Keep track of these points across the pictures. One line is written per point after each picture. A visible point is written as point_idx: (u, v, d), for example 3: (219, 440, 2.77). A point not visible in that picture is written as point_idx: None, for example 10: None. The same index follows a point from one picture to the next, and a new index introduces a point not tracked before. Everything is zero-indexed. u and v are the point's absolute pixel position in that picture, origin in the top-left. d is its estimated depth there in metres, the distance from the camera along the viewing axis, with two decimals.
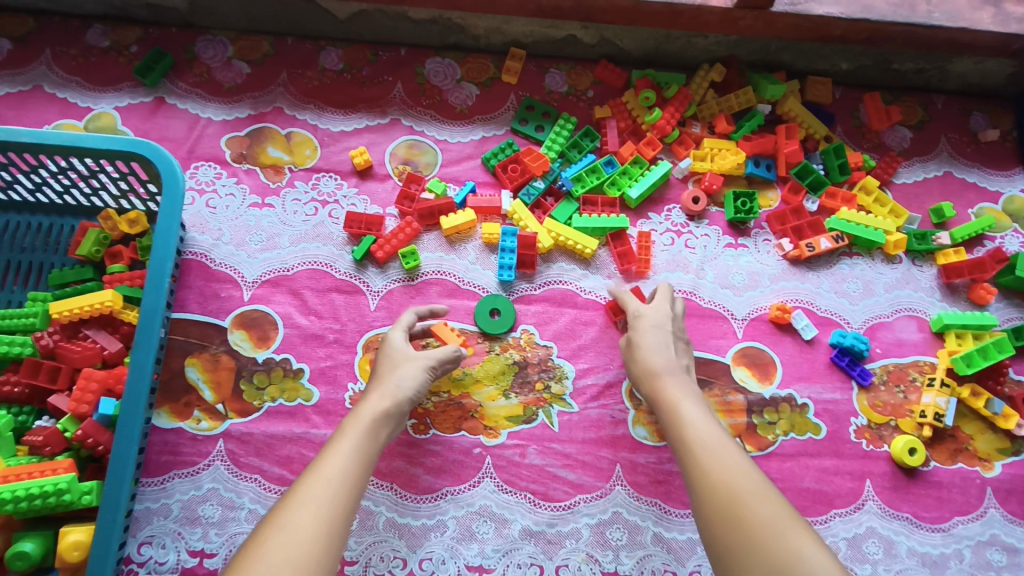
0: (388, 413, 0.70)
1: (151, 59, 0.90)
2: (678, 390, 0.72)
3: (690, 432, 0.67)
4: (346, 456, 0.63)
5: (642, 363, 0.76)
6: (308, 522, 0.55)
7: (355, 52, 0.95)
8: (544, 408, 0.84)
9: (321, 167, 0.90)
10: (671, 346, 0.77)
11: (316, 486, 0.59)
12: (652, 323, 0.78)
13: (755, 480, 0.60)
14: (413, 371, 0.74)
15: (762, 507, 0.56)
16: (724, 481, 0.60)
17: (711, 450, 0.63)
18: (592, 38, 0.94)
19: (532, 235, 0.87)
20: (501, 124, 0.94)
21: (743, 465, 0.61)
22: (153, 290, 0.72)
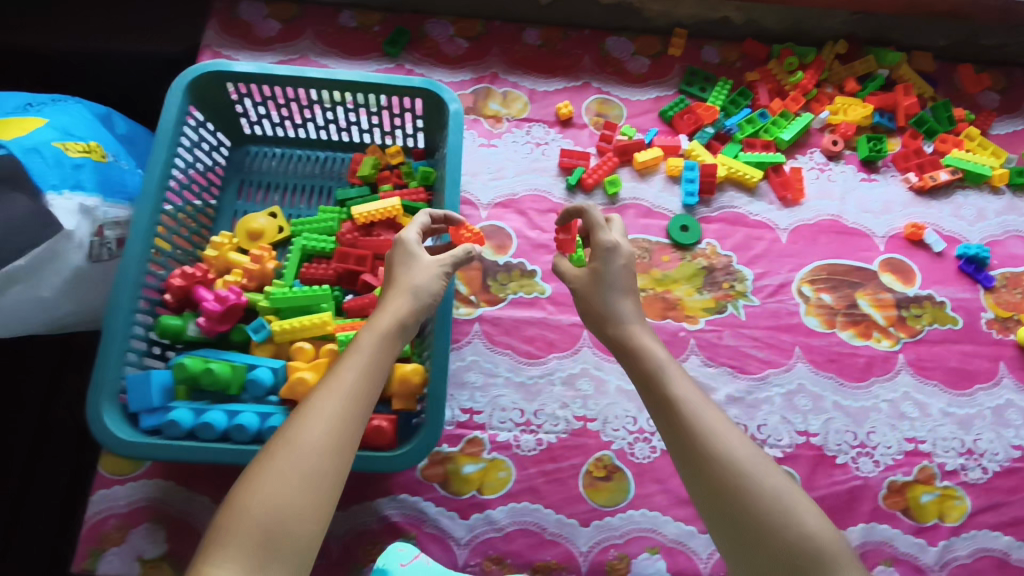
0: (397, 320, 0.70)
1: (395, 35, 1.12)
2: (644, 334, 0.76)
3: (675, 393, 0.69)
4: (347, 374, 0.63)
5: (612, 305, 0.78)
6: (313, 452, 0.57)
7: (551, 32, 1.17)
8: (732, 302, 1.02)
9: (532, 118, 1.10)
10: (633, 291, 0.80)
11: (326, 410, 0.60)
12: (625, 263, 0.81)
13: (747, 447, 0.64)
14: (428, 275, 0.75)
15: (762, 477, 0.61)
16: (727, 453, 0.63)
17: (702, 417, 0.66)
18: (742, 19, 1.17)
19: (711, 165, 1.06)
20: (671, 87, 1.15)
21: (731, 430, 0.65)
22: (451, 186, 0.88)
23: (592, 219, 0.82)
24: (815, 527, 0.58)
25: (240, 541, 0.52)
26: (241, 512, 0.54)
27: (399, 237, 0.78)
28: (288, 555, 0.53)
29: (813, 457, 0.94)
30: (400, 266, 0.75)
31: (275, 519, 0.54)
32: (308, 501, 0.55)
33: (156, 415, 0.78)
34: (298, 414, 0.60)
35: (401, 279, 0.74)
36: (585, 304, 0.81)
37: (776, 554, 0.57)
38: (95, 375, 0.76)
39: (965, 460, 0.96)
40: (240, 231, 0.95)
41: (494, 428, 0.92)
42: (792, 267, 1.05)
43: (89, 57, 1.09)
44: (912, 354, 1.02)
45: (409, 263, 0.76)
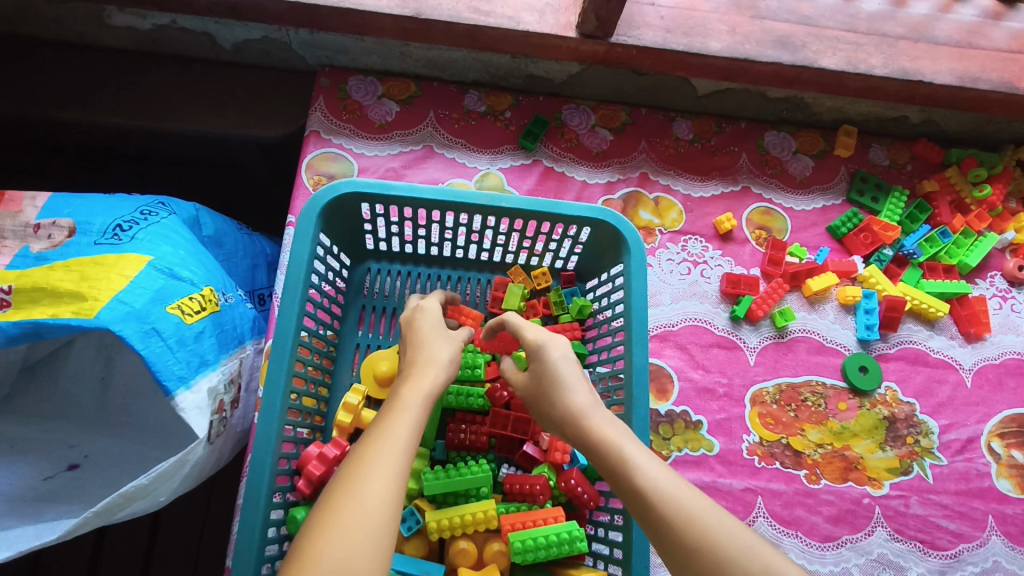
0: (434, 390, 0.62)
1: (534, 126, 0.97)
2: (601, 418, 0.60)
3: (641, 482, 0.53)
4: (399, 432, 0.55)
5: (561, 404, 0.63)
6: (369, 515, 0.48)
7: (703, 124, 1.02)
8: (917, 460, 0.90)
9: (689, 230, 0.97)
10: (586, 382, 0.64)
11: (379, 468, 0.51)
12: (561, 354, 0.67)
13: (744, 532, 0.49)
14: (456, 349, 0.70)
15: (753, 562, 0.47)
16: (711, 543, 0.48)
17: (678, 499, 0.51)
18: (919, 119, 1.03)
19: (897, 298, 0.93)
20: (838, 194, 1.02)
21: (717, 513, 0.50)
22: (640, 347, 0.74)
23: (513, 323, 0.71)
24: None
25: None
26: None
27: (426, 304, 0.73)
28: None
29: None
30: (434, 333, 0.69)
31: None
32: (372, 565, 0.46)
33: None
34: (347, 473, 0.51)
35: (432, 348, 0.67)
36: (541, 412, 0.67)
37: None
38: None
39: None
40: (367, 377, 0.81)
41: None
42: (979, 417, 0.93)
43: (178, 136, 0.93)
44: None
45: (439, 333, 0.70)
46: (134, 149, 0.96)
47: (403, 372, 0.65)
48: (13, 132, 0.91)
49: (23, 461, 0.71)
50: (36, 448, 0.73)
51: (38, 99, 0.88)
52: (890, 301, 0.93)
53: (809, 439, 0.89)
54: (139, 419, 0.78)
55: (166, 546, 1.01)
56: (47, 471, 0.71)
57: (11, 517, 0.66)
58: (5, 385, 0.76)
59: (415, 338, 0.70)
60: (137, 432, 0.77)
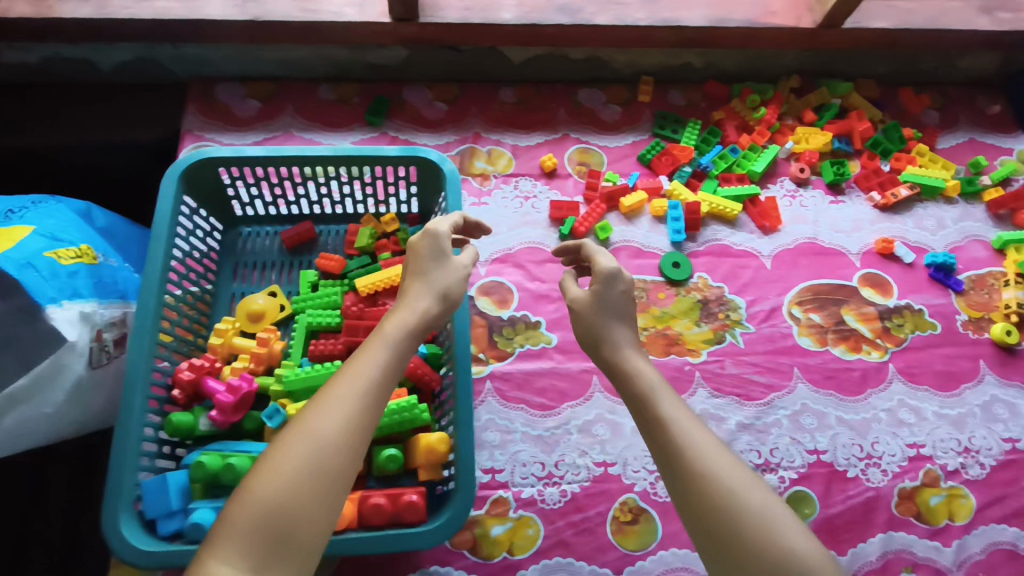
0: (408, 329, 0.69)
1: (376, 105, 1.15)
2: (639, 362, 0.74)
3: (664, 411, 0.67)
4: (364, 378, 0.63)
5: (610, 332, 0.77)
6: (313, 453, 0.57)
7: (525, 89, 1.22)
8: (729, 331, 1.06)
9: (518, 172, 1.14)
10: (632, 322, 0.79)
11: (332, 406, 0.60)
12: (619, 288, 0.79)
13: (740, 468, 0.63)
14: (454, 277, 0.75)
15: (751, 499, 0.60)
16: (712, 467, 0.62)
17: (690, 433, 0.65)
18: (702, 63, 1.24)
19: (693, 203, 1.12)
20: (645, 131, 1.21)
21: (723, 449, 0.64)
22: (457, 247, 0.91)
23: (591, 248, 0.82)
24: (802, 551, 0.57)
25: (236, 536, 0.53)
26: (252, 495, 0.55)
27: (431, 227, 0.76)
28: (294, 559, 0.53)
29: (826, 474, 0.98)
30: (435, 272, 0.75)
31: (274, 510, 0.54)
32: (310, 491, 0.56)
33: (176, 519, 0.74)
34: (307, 410, 0.60)
35: (429, 280, 0.74)
36: (583, 325, 0.79)
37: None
38: (108, 491, 0.71)
39: (963, 458, 1.02)
40: (240, 315, 0.95)
41: (517, 485, 0.92)
42: (779, 290, 1.10)
43: (67, 149, 1.08)
44: (902, 363, 1.07)
45: (439, 262, 0.76)
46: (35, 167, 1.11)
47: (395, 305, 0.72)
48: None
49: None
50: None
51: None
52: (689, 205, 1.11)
53: None
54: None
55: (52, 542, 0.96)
56: None
57: None
58: None
59: (412, 265, 0.76)
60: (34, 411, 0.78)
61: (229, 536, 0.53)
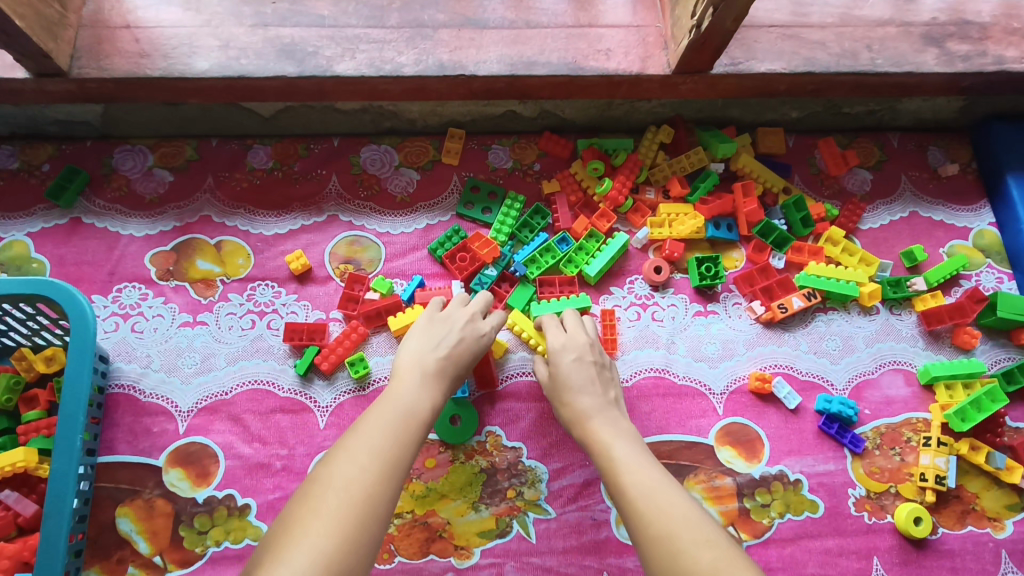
0: (430, 378, 0.65)
1: (64, 178, 0.85)
2: (606, 426, 0.67)
3: (625, 478, 0.60)
4: (396, 422, 0.58)
5: (570, 405, 0.70)
6: (364, 481, 0.52)
7: (285, 148, 0.90)
8: (518, 517, 0.77)
9: (256, 276, 0.84)
10: (598, 384, 0.72)
11: (360, 453, 0.54)
12: (575, 355, 0.74)
13: (713, 537, 0.52)
14: (473, 338, 0.72)
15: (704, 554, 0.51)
16: (671, 532, 0.53)
17: (649, 493, 0.57)
18: (532, 111, 0.89)
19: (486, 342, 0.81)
20: (447, 209, 0.89)
21: (688, 508, 0.55)
22: (64, 450, 0.66)
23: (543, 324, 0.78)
24: None
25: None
26: (287, 554, 0.46)
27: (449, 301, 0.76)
28: None
29: None
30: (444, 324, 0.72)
31: (341, 553, 0.47)
32: (374, 532, 0.50)
33: None
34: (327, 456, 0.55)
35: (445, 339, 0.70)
36: (556, 403, 0.72)
37: None
38: None
39: None
40: None
41: None
42: None
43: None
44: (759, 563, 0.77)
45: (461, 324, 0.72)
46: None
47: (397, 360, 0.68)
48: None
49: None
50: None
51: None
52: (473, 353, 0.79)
53: None
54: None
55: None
56: None
57: None
58: None
59: (417, 326, 0.72)
60: None
61: None
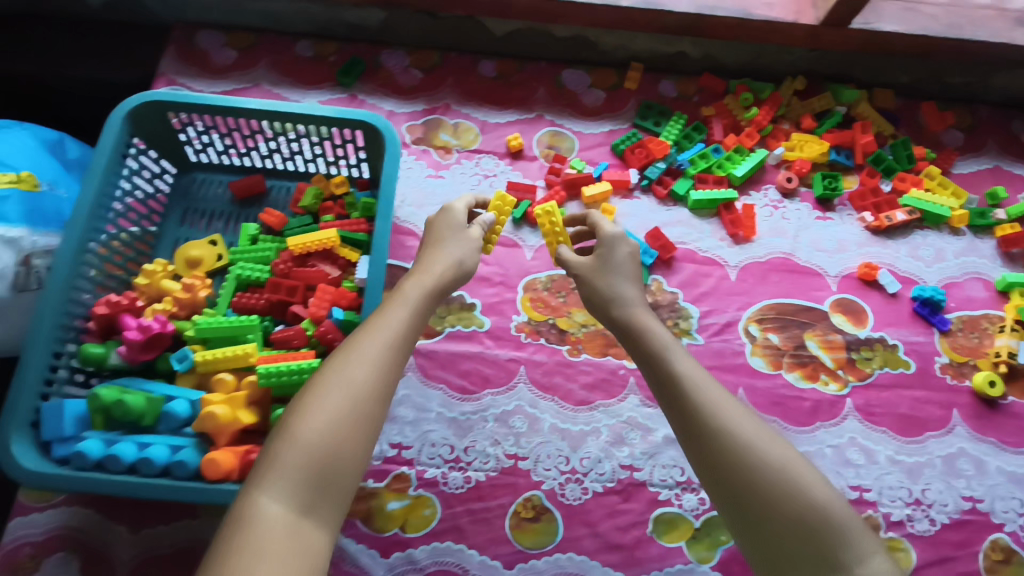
0: (434, 288, 0.74)
1: (348, 65, 1.13)
2: (651, 318, 0.77)
3: (677, 368, 0.70)
4: (378, 330, 0.66)
5: (617, 288, 0.80)
6: (356, 387, 0.60)
7: (507, 64, 1.17)
8: (675, 340, 1.00)
9: (483, 149, 1.10)
10: (639, 281, 0.82)
11: (354, 358, 0.62)
12: (632, 252, 0.83)
13: (757, 426, 0.64)
14: (469, 247, 0.81)
15: (774, 451, 0.61)
16: (728, 425, 0.63)
17: (705, 390, 0.67)
18: (698, 54, 1.16)
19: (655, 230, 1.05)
20: (625, 120, 1.15)
21: (737, 411, 0.65)
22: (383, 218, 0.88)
23: (597, 219, 0.86)
24: (819, 495, 0.58)
25: (290, 476, 0.54)
26: (284, 451, 0.55)
27: (449, 205, 0.84)
28: (341, 492, 0.56)
29: None
30: (451, 234, 0.81)
31: (333, 451, 0.56)
32: (365, 430, 0.59)
33: (69, 444, 0.77)
34: (337, 358, 0.62)
35: (445, 253, 0.78)
36: (589, 288, 0.81)
37: (771, 514, 0.58)
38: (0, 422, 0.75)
39: (912, 510, 0.92)
40: (179, 259, 0.96)
41: (422, 464, 0.90)
42: (739, 305, 1.03)
43: (32, 81, 1.10)
44: (861, 399, 0.99)
45: (456, 235, 0.81)
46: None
47: (414, 270, 0.76)
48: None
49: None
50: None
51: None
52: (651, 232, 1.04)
53: (574, 320, 1.00)
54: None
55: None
56: None
57: None
58: None
59: (433, 236, 0.82)
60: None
61: (263, 487, 0.53)
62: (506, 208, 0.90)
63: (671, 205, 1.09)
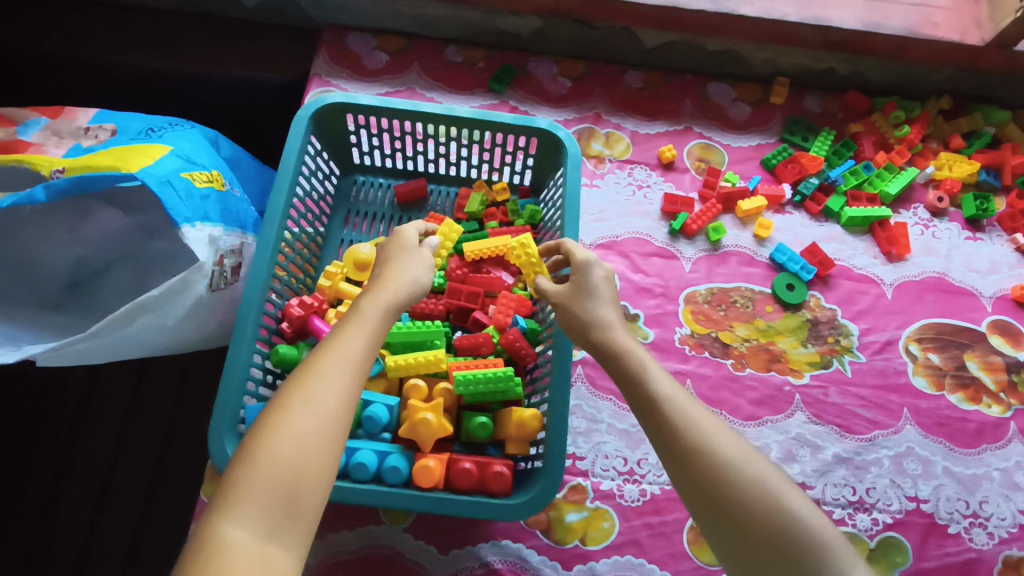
0: (393, 303, 0.68)
1: (501, 72, 1.13)
2: (628, 336, 0.73)
3: (657, 391, 0.65)
4: (358, 344, 0.61)
5: (594, 313, 0.75)
6: (329, 412, 0.55)
7: (653, 75, 1.17)
8: (837, 357, 1.00)
9: (635, 160, 1.10)
10: (616, 303, 0.78)
11: (327, 377, 0.57)
12: (605, 275, 0.79)
13: (737, 444, 0.61)
14: (424, 266, 0.74)
15: (752, 468, 0.58)
16: (718, 449, 0.60)
17: (700, 414, 0.63)
18: (846, 71, 1.16)
19: (814, 244, 1.05)
20: (773, 135, 1.15)
21: (743, 444, 0.61)
22: (571, 230, 0.90)
23: (569, 244, 0.82)
24: (815, 522, 0.56)
25: (259, 501, 0.50)
26: (250, 479, 0.51)
27: (399, 231, 0.79)
28: (306, 523, 0.52)
29: (923, 526, 0.90)
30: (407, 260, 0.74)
31: (292, 480, 0.51)
32: (327, 460, 0.54)
33: None
34: (299, 374, 0.57)
35: (399, 269, 0.73)
36: (567, 314, 0.77)
37: (763, 546, 0.55)
38: (212, 421, 0.74)
39: None
40: (348, 260, 0.93)
41: (597, 476, 0.90)
42: (898, 324, 1.03)
43: (188, 77, 1.10)
44: None
45: (409, 252, 0.76)
46: (152, 90, 1.12)
47: (369, 287, 0.71)
48: (37, 68, 1.08)
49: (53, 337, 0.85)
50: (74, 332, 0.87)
51: (64, 39, 1.06)
52: (808, 247, 1.05)
53: (736, 334, 1.00)
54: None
55: (166, 493, 1.11)
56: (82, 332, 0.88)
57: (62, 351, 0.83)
58: (56, 290, 0.92)
59: (385, 258, 0.76)
60: None
61: (229, 516, 0.49)
62: (450, 236, 0.92)
63: (823, 220, 1.09)
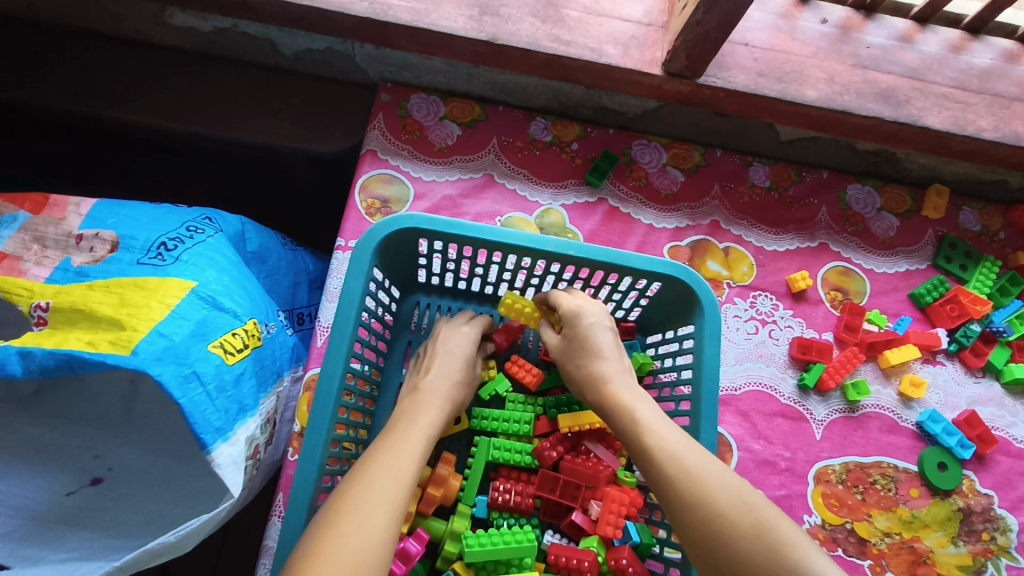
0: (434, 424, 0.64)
1: (602, 161, 0.90)
2: (624, 383, 0.65)
3: (652, 442, 0.57)
4: (407, 457, 0.58)
5: (588, 368, 0.67)
6: (370, 532, 0.50)
7: (781, 171, 0.95)
8: (992, 560, 0.82)
9: (759, 285, 0.89)
10: (618, 350, 0.69)
11: (366, 498, 0.52)
12: (595, 316, 0.70)
13: (740, 485, 0.52)
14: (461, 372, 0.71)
15: (749, 515, 0.50)
16: (711, 496, 0.52)
17: (696, 457, 0.55)
18: (1020, 184, 0.95)
19: (972, 411, 0.86)
20: (924, 258, 0.93)
21: (742, 484, 0.53)
22: (709, 422, 0.68)
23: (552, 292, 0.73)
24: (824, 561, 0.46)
25: None
26: None
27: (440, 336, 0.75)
28: None
29: None
30: (448, 360, 0.72)
31: None
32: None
33: None
34: (346, 493, 0.53)
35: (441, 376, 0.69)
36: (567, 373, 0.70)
37: None
38: None
39: None
40: None
41: None
42: None
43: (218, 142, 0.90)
44: None
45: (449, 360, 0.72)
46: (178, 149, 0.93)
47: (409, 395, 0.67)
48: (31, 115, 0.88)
49: (45, 475, 0.71)
50: (60, 458, 0.73)
51: (68, 93, 0.86)
52: (966, 415, 0.86)
53: (875, 526, 0.82)
54: (176, 430, 0.78)
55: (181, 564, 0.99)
56: (69, 486, 0.72)
57: (38, 538, 0.67)
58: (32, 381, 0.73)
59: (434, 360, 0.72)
60: (163, 445, 0.77)
61: None
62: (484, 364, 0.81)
63: (981, 375, 0.89)
